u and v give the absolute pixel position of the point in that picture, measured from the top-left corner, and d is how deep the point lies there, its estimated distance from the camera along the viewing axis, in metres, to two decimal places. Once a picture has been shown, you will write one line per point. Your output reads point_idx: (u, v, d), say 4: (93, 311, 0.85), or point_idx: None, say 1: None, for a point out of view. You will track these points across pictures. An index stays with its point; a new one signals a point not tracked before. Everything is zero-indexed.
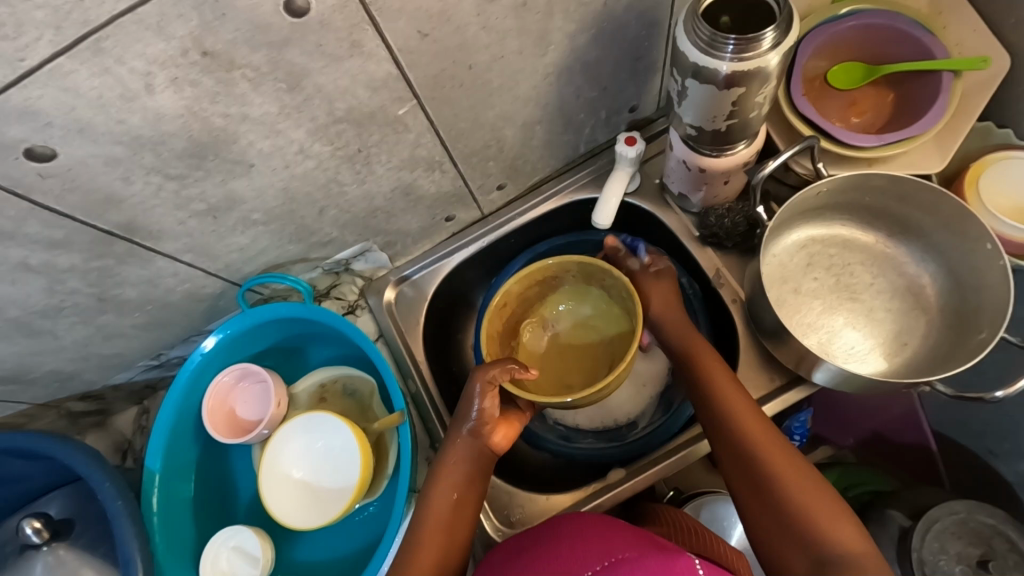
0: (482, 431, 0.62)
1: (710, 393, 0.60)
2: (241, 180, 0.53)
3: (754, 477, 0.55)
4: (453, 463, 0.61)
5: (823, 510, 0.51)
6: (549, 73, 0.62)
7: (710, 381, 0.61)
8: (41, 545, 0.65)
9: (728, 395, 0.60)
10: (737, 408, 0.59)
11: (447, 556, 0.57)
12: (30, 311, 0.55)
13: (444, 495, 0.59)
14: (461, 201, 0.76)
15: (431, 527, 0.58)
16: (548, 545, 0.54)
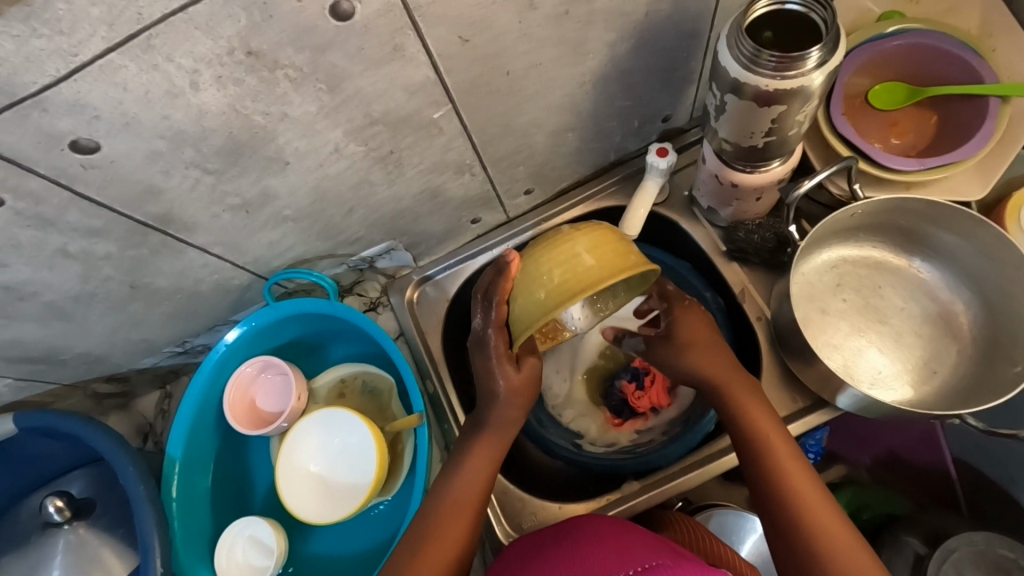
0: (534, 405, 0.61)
1: (762, 443, 0.55)
2: (276, 178, 0.53)
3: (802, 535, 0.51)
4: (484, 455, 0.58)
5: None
6: (585, 81, 0.62)
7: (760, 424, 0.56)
8: (63, 523, 0.67)
9: (779, 446, 0.55)
10: (785, 459, 0.54)
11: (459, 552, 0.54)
12: (64, 296, 0.56)
13: (480, 473, 0.57)
14: (488, 204, 0.77)
15: (461, 496, 0.56)
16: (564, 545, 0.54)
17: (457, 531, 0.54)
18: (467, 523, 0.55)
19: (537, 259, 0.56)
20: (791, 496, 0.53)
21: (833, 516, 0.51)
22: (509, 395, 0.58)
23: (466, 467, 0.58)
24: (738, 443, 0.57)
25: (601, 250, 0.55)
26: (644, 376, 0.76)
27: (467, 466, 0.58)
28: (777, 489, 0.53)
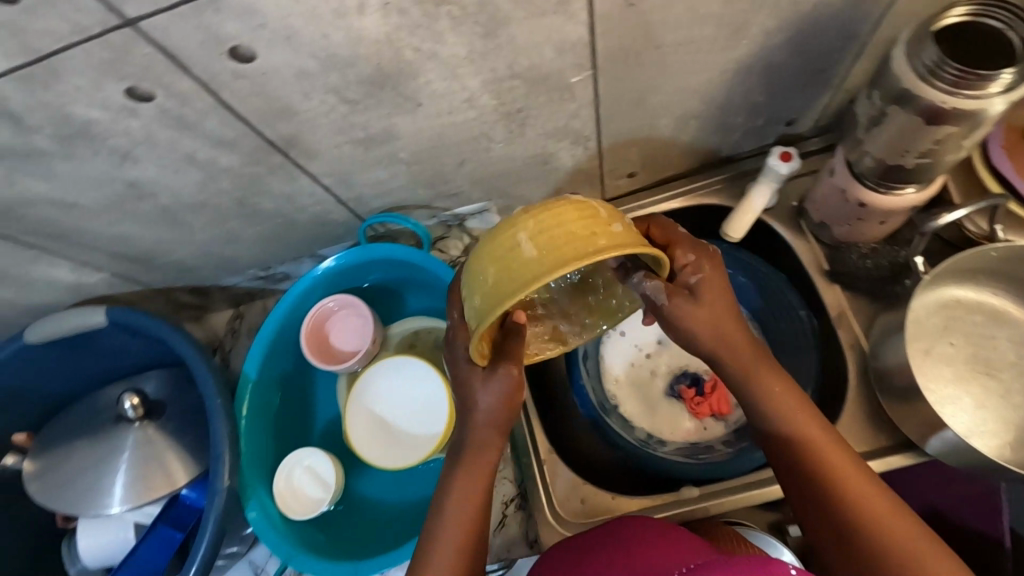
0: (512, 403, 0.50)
1: (812, 456, 0.49)
2: (404, 118, 0.52)
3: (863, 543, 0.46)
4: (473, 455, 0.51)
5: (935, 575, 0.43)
6: (728, 68, 0.59)
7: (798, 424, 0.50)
8: (134, 420, 0.68)
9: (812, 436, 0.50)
10: (835, 466, 0.49)
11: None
12: (178, 202, 0.56)
13: (473, 491, 0.50)
14: (588, 180, 0.74)
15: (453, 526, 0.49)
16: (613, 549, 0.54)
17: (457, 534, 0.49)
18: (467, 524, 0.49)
19: (492, 250, 0.45)
20: (836, 499, 0.48)
21: (889, 508, 0.47)
22: (489, 408, 0.50)
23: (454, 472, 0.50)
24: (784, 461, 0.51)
25: (552, 235, 0.43)
26: (704, 382, 0.75)
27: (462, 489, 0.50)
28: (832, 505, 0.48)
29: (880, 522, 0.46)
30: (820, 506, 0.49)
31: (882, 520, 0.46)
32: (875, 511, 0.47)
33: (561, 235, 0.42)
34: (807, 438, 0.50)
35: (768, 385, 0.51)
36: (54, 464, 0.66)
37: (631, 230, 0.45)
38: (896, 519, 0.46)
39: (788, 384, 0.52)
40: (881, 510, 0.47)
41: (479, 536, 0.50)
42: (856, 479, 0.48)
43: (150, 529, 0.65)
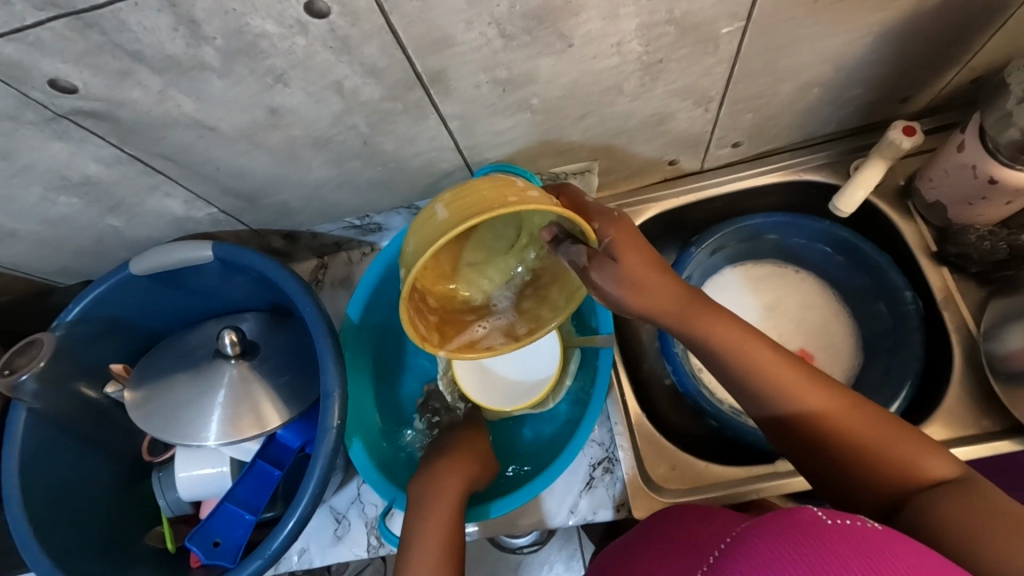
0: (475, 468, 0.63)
1: (801, 407, 0.51)
2: (550, 59, 0.51)
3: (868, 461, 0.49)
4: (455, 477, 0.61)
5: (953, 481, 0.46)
6: (870, 33, 0.57)
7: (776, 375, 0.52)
8: (231, 358, 0.67)
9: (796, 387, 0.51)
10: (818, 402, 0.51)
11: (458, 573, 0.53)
12: (308, 135, 0.55)
13: (435, 511, 0.56)
14: (694, 147, 0.73)
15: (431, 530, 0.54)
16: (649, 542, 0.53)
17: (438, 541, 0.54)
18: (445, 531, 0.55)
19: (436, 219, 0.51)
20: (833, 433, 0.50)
21: (875, 423, 0.50)
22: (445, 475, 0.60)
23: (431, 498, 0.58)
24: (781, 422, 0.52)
25: (462, 199, 0.50)
26: None
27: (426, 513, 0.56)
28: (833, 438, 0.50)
29: (869, 436, 0.49)
30: (820, 448, 0.51)
31: (875, 433, 0.49)
32: (883, 440, 0.49)
33: (471, 198, 0.49)
34: (805, 396, 0.51)
35: (749, 349, 0.53)
36: (157, 393, 0.66)
37: (546, 196, 0.52)
38: (880, 427, 0.50)
39: (755, 340, 0.53)
40: (867, 425, 0.50)
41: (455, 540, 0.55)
42: (855, 414, 0.50)
43: (249, 466, 0.65)
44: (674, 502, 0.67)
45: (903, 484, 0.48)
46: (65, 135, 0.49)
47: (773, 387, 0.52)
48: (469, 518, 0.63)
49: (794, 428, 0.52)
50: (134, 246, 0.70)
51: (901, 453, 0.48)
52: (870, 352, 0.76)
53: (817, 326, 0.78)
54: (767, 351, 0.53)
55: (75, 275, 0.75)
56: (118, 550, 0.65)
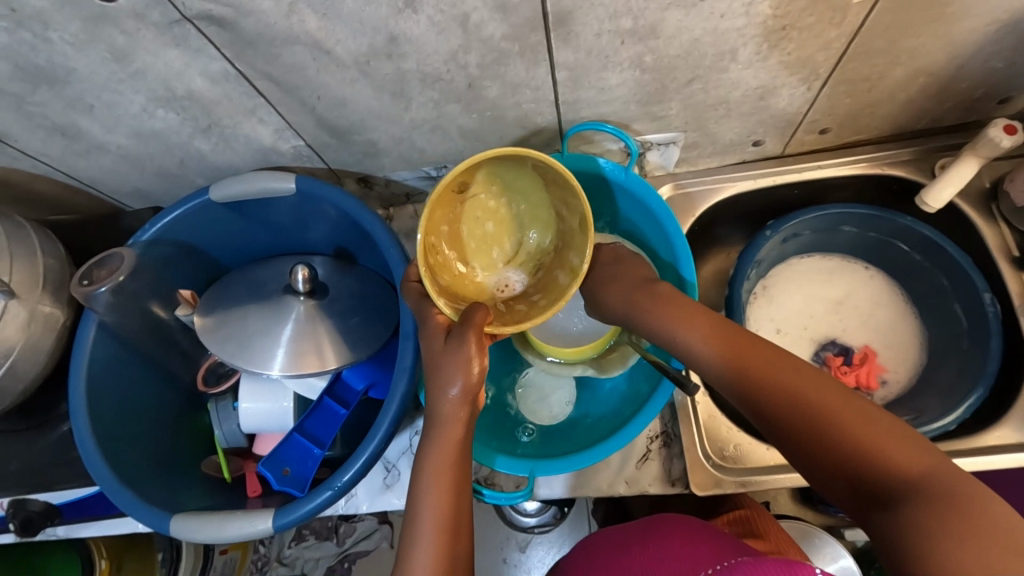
0: (472, 401, 0.51)
1: (779, 398, 0.45)
2: (679, 13, 0.50)
3: (853, 460, 0.40)
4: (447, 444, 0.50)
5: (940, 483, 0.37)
6: (996, 20, 0.56)
7: (757, 365, 0.47)
8: (300, 295, 0.66)
9: (777, 375, 0.45)
10: (793, 387, 0.44)
11: (457, 516, 0.48)
12: (418, 71, 0.54)
13: (449, 436, 0.50)
14: (783, 129, 0.72)
15: (439, 459, 0.49)
16: (659, 541, 0.57)
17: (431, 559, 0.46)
18: (450, 471, 0.49)
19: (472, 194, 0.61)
20: (817, 426, 0.42)
21: (862, 413, 0.41)
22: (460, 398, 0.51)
23: (427, 470, 0.49)
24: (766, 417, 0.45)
25: (495, 169, 0.59)
26: (854, 353, 0.77)
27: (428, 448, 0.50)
28: (815, 437, 0.42)
29: (852, 428, 0.41)
30: (807, 451, 0.43)
31: (860, 427, 0.41)
32: (864, 431, 0.41)
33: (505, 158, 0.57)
34: (762, 373, 0.46)
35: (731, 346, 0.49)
36: (226, 322, 0.66)
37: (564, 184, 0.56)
38: (867, 420, 0.41)
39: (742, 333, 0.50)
40: (855, 418, 0.41)
41: (462, 479, 0.50)
42: (824, 401, 0.43)
43: (317, 401, 0.64)
44: (733, 480, 0.67)
45: (881, 483, 0.39)
46: (183, 42, 0.49)
47: (727, 366, 0.49)
48: (480, 460, 0.63)
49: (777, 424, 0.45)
50: (213, 174, 0.70)
51: (875, 444, 0.40)
52: (935, 356, 0.75)
53: (880, 325, 0.78)
54: (725, 333, 0.50)
55: (146, 199, 0.74)
56: (174, 473, 0.65)
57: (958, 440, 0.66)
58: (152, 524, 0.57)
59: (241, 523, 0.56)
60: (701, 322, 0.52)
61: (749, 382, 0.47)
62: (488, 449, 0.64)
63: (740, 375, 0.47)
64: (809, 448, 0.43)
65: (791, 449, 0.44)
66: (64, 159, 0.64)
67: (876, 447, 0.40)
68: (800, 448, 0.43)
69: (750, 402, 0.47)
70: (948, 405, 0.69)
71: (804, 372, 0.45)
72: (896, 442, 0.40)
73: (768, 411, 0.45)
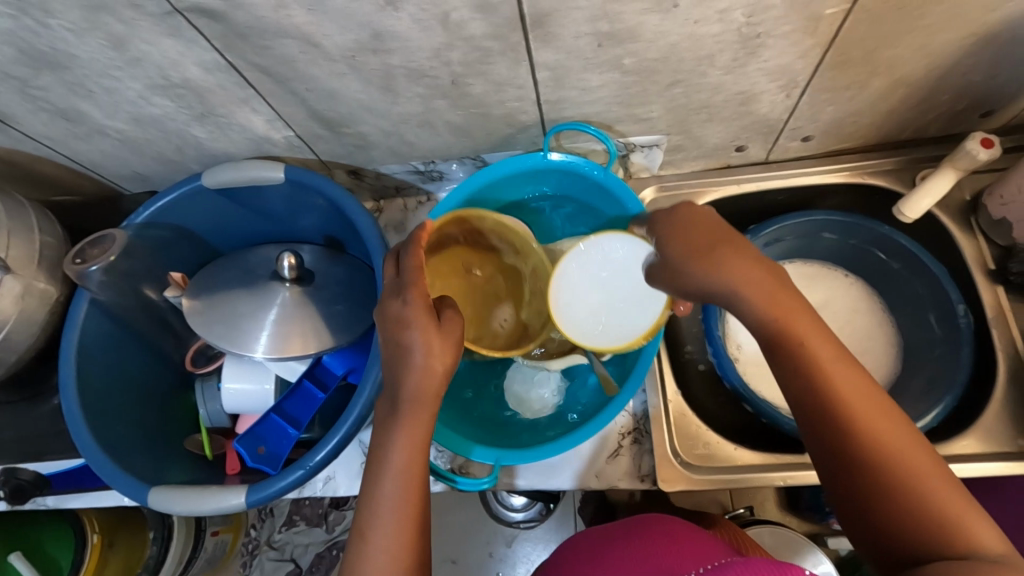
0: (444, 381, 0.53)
1: (853, 421, 0.44)
2: (657, 17, 0.52)
3: (908, 509, 0.42)
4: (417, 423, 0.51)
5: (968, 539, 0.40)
6: (974, 34, 0.57)
7: (840, 385, 0.45)
8: (286, 281, 0.68)
9: (859, 403, 0.45)
10: (870, 420, 0.44)
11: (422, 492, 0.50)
12: (404, 66, 0.56)
13: (420, 414, 0.51)
14: (767, 135, 0.73)
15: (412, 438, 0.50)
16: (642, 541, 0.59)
17: (399, 539, 0.48)
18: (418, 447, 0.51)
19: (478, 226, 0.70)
20: (881, 466, 0.43)
21: (934, 470, 0.42)
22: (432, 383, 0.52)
23: (395, 446, 0.50)
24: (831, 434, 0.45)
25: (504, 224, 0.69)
26: None
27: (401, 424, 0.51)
28: (875, 474, 0.43)
29: (920, 483, 0.42)
30: (864, 483, 0.44)
31: (929, 485, 0.42)
32: (934, 490, 0.42)
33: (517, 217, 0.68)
34: (833, 376, 0.46)
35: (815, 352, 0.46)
36: (213, 304, 0.68)
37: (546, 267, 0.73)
38: (938, 480, 0.42)
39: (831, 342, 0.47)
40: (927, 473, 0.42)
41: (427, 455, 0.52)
42: (878, 433, 0.44)
43: (295, 384, 0.66)
44: (700, 478, 0.68)
45: (932, 540, 0.40)
46: (176, 33, 0.51)
47: (798, 359, 0.47)
48: (454, 448, 0.65)
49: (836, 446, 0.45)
50: (208, 161, 0.72)
51: (938, 501, 0.41)
52: (910, 365, 0.76)
53: (857, 332, 0.79)
54: (807, 327, 0.47)
55: (144, 183, 0.77)
56: (159, 448, 0.68)
57: None
58: (132, 496, 0.59)
59: (216, 497, 0.58)
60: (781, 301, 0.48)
61: (812, 385, 0.46)
62: (462, 438, 0.66)
63: (814, 376, 0.46)
64: (868, 480, 0.43)
65: (842, 474, 0.45)
66: (64, 142, 0.66)
67: (936, 505, 0.41)
68: (857, 477, 0.44)
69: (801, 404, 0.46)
70: (916, 412, 0.70)
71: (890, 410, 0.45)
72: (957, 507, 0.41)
73: (833, 432, 0.45)
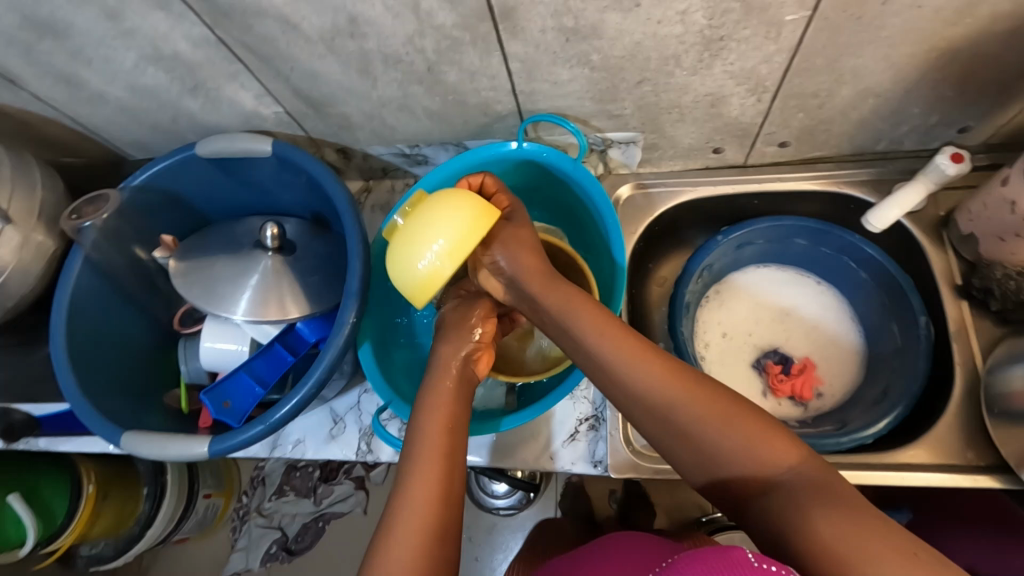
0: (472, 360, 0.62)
1: (660, 404, 0.51)
2: (618, 15, 0.54)
3: (724, 462, 0.47)
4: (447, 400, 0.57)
5: (816, 476, 0.44)
6: (936, 48, 0.58)
7: (635, 369, 0.52)
8: (268, 250, 0.72)
9: (658, 382, 0.51)
10: (671, 394, 0.50)
11: (450, 473, 0.51)
12: (379, 50, 0.59)
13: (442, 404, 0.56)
14: (741, 139, 0.75)
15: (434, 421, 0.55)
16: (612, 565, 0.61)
17: (422, 508, 0.49)
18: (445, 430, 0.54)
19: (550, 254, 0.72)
20: (692, 434, 0.49)
21: (731, 416, 0.48)
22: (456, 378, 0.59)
23: (418, 439, 0.53)
24: (647, 417, 0.52)
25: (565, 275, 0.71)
26: (792, 363, 0.79)
27: (428, 412, 0.56)
28: (693, 444, 0.49)
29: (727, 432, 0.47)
30: (692, 455, 0.49)
31: (733, 428, 0.48)
32: (735, 435, 0.47)
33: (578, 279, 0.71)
34: (623, 369, 0.52)
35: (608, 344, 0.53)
36: (198, 267, 0.72)
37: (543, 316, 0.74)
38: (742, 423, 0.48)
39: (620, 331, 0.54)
40: (733, 420, 0.48)
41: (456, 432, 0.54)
42: (713, 413, 0.48)
43: (267, 346, 0.70)
44: (650, 467, 0.70)
45: (760, 484, 0.45)
46: (165, 7, 0.54)
47: (631, 377, 0.52)
48: None
49: (659, 429, 0.51)
50: (203, 132, 0.76)
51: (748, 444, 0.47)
52: (871, 374, 0.77)
53: (823, 339, 0.80)
54: (632, 347, 0.53)
55: (145, 151, 0.81)
56: (139, 399, 0.72)
57: (871, 453, 0.68)
58: (106, 437, 0.63)
59: (184, 445, 0.62)
60: (612, 333, 0.54)
61: (653, 400, 0.51)
62: None
63: (617, 379, 0.53)
64: (692, 452, 0.49)
65: (674, 454, 0.51)
66: (69, 106, 0.71)
67: (748, 448, 0.46)
68: (684, 450, 0.50)
69: (649, 416, 0.51)
70: (869, 419, 0.71)
71: (687, 378, 0.51)
72: (761, 445, 0.46)
73: (648, 418, 0.51)
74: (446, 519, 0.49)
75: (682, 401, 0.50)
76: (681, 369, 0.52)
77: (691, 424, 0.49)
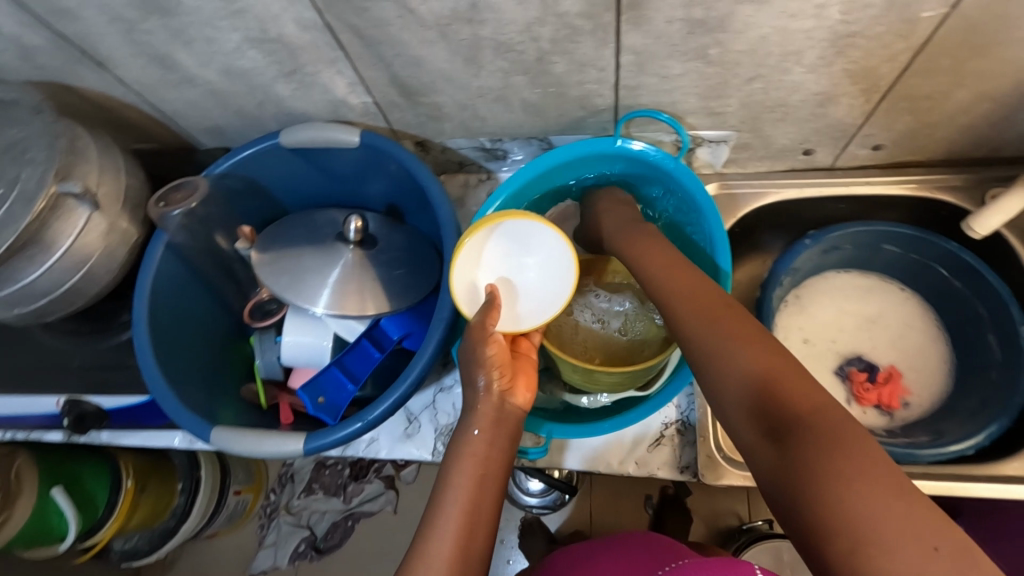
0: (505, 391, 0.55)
1: (724, 358, 0.46)
2: (751, 8, 0.52)
3: (777, 426, 0.40)
4: (492, 421, 0.54)
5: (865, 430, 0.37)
6: None
7: (712, 324, 0.48)
8: (351, 242, 0.70)
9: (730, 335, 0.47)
10: (741, 346, 0.45)
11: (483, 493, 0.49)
12: (493, 39, 0.57)
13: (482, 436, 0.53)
14: (836, 141, 0.73)
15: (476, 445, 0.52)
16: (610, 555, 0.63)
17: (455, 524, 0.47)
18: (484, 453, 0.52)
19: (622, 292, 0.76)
20: (749, 390, 0.43)
21: (801, 384, 0.41)
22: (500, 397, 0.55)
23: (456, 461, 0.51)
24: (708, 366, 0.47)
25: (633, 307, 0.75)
26: (879, 371, 0.77)
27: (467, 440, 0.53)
28: (749, 400, 0.42)
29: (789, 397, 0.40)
30: (744, 414, 0.42)
31: (799, 395, 0.40)
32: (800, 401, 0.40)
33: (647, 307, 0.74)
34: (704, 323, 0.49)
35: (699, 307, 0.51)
36: (280, 258, 0.70)
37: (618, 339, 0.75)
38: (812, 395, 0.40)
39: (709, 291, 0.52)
40: (797, 387, 0.41)
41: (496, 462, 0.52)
42: (759, 353, 0.44)
43: (356, 342, 0.69)
44: (741, 473, 0.68)
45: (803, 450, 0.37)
46: None
47: (703, 330, 0.48)
48: None
49: (720, 381, 0.45)
50: (285, 120, 0.74)
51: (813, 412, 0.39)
52: (962, 384, 0.75)
53: (908, 347, 0.79)
54: (713, 308, 0.50)
55: (220, 139, 0.80)
56: (217, 391, 0.70)
57: (974, 465, 0.66)
58: (193, 431, 0.61)
59: (276, 442, 0.60)
60: (705, 297, 0.51)
61: (715, 349, 0.46)
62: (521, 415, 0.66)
63: (692, 329, 0.49)
64: (742, 410, 0.43)
65: (729, 412, 0.44)
66: (154, 90, 0.69)
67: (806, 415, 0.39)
68: (738, 407, 0.43)
69: (715, 370, 0.46)
70: (970, 431, 0.69)
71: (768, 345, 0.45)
72: (824, 415, 0.38)
73: (716, 371, 0.46)
74: (472, 539, 0.47)
75: (740, 346, 0.45)
76: (751, 322, 0.47)
77: (738, 362, 0.44)
